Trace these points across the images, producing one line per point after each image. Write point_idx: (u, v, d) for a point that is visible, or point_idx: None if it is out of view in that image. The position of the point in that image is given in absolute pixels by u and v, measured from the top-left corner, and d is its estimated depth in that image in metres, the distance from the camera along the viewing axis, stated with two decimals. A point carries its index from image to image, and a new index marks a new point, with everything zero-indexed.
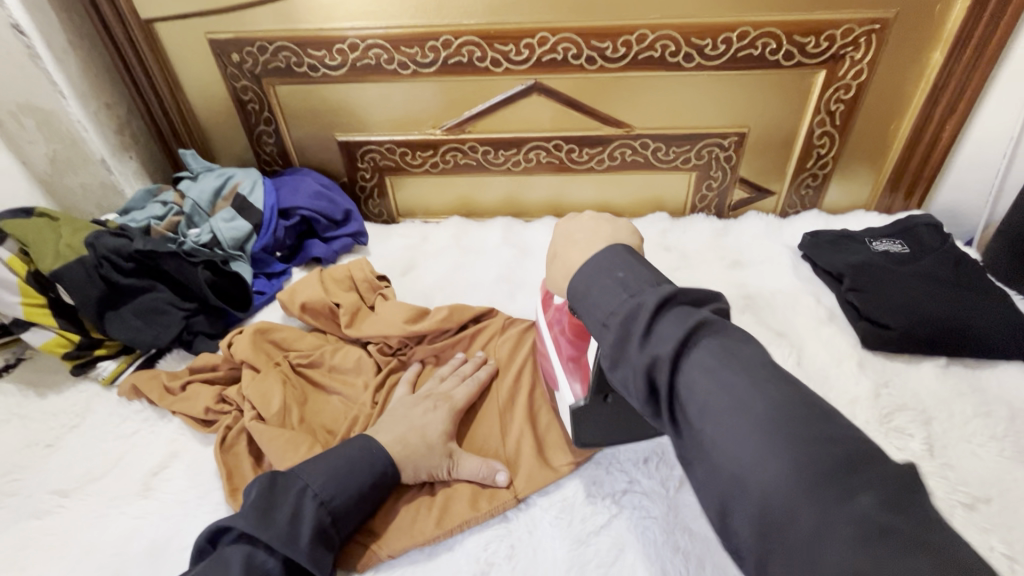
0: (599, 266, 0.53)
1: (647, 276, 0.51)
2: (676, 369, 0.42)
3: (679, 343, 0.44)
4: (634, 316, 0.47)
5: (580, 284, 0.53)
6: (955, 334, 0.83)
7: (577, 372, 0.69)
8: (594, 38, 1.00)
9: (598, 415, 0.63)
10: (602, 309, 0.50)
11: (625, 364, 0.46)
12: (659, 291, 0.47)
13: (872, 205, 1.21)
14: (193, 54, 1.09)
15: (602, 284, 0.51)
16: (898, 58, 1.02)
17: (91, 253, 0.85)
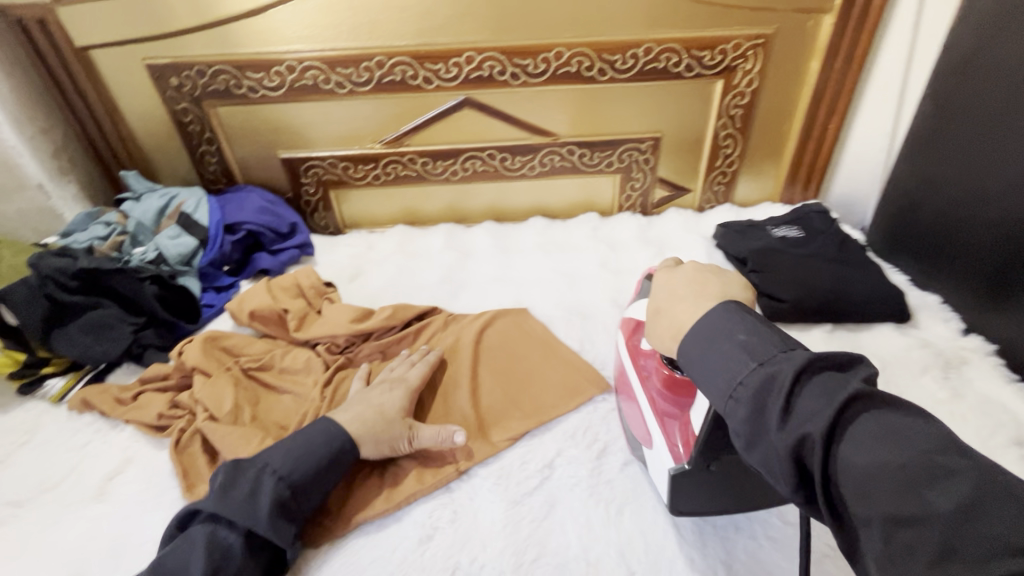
0: (709, 328, 0.50)
1: (776, 339, 0.48)
2: (762, 380, 0.45)
3: (764, 352, 0.46)
4: (768, 389, 0.44)
5: (691, 349, 0.51)
6: (836, 303, 0.96)
7: (678, 430, 0.62)
8: (516, 55, 1.10)
9: (666, 418, 0.65)
10: (727, 380, 0.47)
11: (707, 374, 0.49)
12: (791, 359, 0.45)
13: (777, 198, 1.35)
14: (130, 79, 1.12)
15: (718, 349, 0.49)
16: (783, 68, 1.16)
17: (35, 273, 0.86)
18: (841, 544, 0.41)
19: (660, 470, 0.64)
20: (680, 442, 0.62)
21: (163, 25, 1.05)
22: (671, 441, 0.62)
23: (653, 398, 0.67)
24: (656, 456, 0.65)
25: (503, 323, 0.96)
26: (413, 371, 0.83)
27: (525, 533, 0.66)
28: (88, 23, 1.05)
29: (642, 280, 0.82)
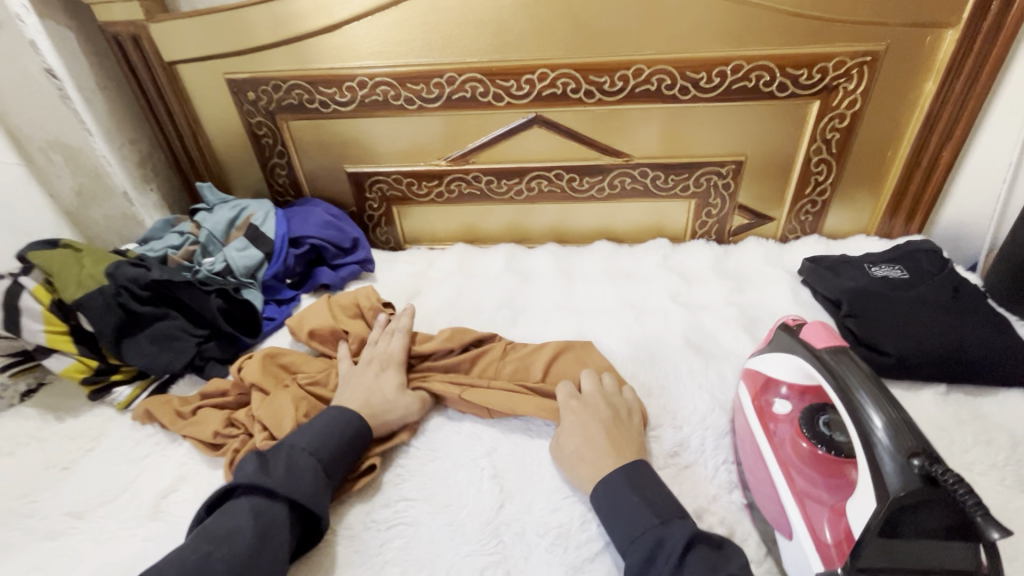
0: (619, 488, 0.64)
1: (670, 507, 0.62)
2: (655, 536, 0.59)
3: (666, 515, 0.61)
4: (657, 550, 0.58)
5: (604, 494, 0.65)
6: (954, 360, 0.83)
7: (827, 522, 0.57)
8: (592, 73, 1.04)
9: (810, 504, 0.59)
10: (633, 530, 0.60)
11: (616, 522, 0.62)
12: (685, 527, 0.59)
13: (872, 230, 1.21)
14: (211, 93, 1.15)
15: (625, 504, 0.63)
16: (892, 89, 1.03)
17: (112, 282, 0.89)
18: None
19: (804, 569, 0.57)
20: (833, 539, 0.55)
21: (243, 41, 1.07)
22: (825, 537, 0.56)
23: (792, 477, 0.62)
24: (796, 549, 0.58)
25: (566, 357, 0.88)
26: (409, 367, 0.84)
27: None
28: (175, 40, 1.08)
29: (773, 329, 0.74)
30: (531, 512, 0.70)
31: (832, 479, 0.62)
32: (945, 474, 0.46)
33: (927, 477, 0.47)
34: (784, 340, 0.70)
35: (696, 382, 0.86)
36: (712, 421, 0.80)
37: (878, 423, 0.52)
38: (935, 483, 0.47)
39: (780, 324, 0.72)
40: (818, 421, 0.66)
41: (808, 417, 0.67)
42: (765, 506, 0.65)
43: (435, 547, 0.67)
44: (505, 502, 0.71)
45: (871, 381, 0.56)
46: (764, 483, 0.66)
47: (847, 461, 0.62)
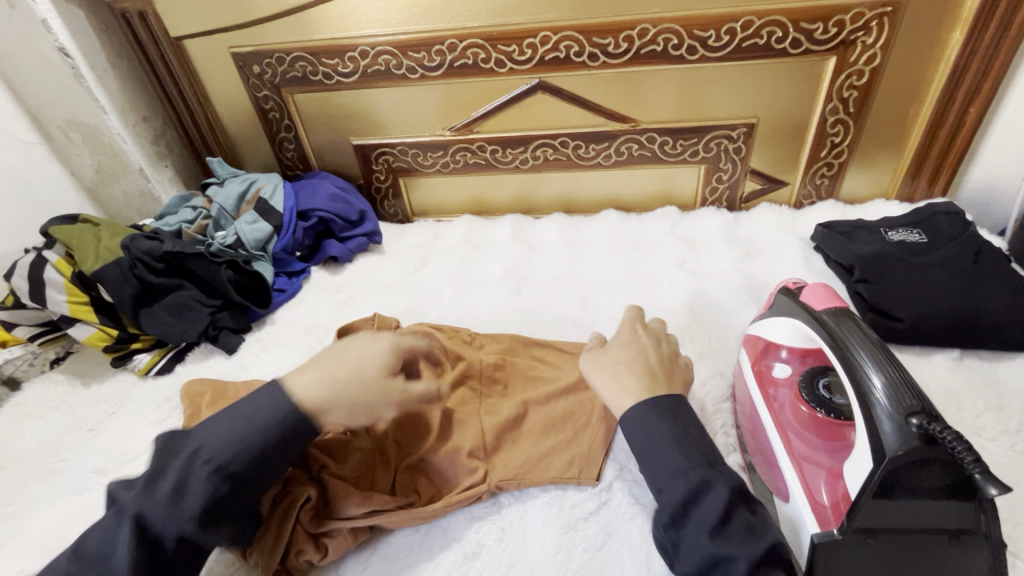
0: (658, 426, 0.58)
1: (709, 450, 0.57)
2: (700, 479, 0.53)
3: (710, 457, 0.55)
4: (697, 497, 0.53)
5: (636, 434, 0.59)
6: (969, 324, 0.80)
7: (824, 483, 0.56)
8: (596, 35, 1.01)
9: (807, 467, 0.59)
10: (673, 474, 0.55)
11: (653, 459, 0.57)
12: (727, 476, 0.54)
13: (892, 195, 1.17)
14: (218, 67, 1.16)
15: (664, 442, 0.57)
16: (914, 41, 0.98)
17: (127, 254, 0.92)
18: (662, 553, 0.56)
19: (798, 531, 0.56)
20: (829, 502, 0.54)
21: (245, 14, 1.08)
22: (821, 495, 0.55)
23: (789, 440, 0.62)
24: (793, 510, 0.58)
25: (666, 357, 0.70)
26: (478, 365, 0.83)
27: (577, 563, 0.61)
28: (181, 14, 1.09)
29: (774, 294, 0.73)
30: None
31: (832, 443, 0.61)
32: (945, 433, 0.45)
33: (926, 435, 0.46)
34: (783, 304, 0.69)
35: (699, 350, 0.85)
36: (711, 388, 0.79)
37: (876, 381, 0.51)
38: (934, 442, 0.46)
39: (781, 288, 0.71)
40: (818, 384, 0.66)
41: (808, 381, 0.66)
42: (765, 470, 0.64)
43: None
44: None
45: (874, 344, 0.55)
46: (763, 445, 0.65)
47: (848, 425, 0.62)
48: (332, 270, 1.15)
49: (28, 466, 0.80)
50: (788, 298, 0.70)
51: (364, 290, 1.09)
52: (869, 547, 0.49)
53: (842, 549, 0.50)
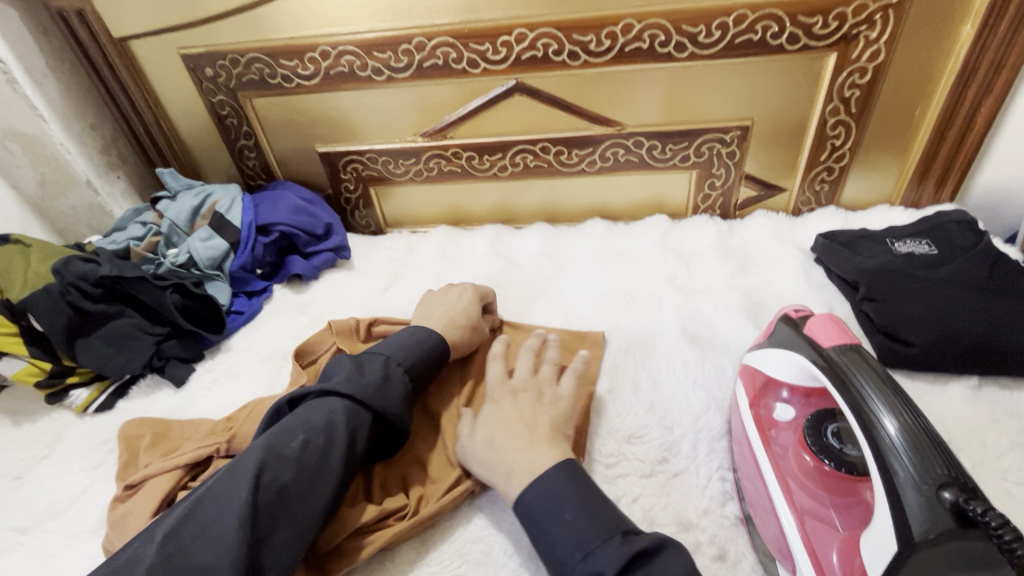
0: (557, 513, 0.53)
1: (595, 529, 0.51)
2: (586, 574, 0.49)
3: (589, 543, 0.50)
4: None
5: (527, 515, 0.55)
6: (989, 349, 0.73)
7: (835, 551, 0.49)
8: (576, 31, 0.93)
9: (814, 527, 0.52)
10: (560, 566, 0.51)
11: (545, 540, 0.53)
12: (618, 553, 0.49)
13: (896, 200, 1.09)
14: (168, 70, 1.07)
15: (556, 527, 0.52)
16: (921, 35, 0.90)
17: (58, 280, 0.83)
18: None
19: None
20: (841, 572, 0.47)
21: (194, 12, 0.99)
22: (834, 559, 0.49)
23: (792, 493, 0.55)
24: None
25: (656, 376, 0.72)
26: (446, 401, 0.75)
27: None
28: (124, 13, 1.00)
29: (774, 321, 0.65)
30: (500, 530, 0.63)
31: (840, 498, 0.54)
32: (984, 513, 0.37)
33: (960, 513, 0.38)
34: (784, 335, 0.61)
35: (691, 377, 0.77)
36: (705, 423, 0.71)
37: (893, 434, 0.44)
38: (971, 522, 0.38)
39: (782, 315, 0.63)
40: (826, 430, 0.58)
41: (815, 425, 0.58)
42: (763, 525, 0.56)
43: (396, 566, 0.61)
44: (472, 517, 0.65)
45: (892, 390, 0.47)
46: (761, 495, 0.57)
47: (861, 480, 0.54)
48: (296, 288, 1.06)
49: None
50: (789, 327, 0.62)
51: (329, 311, 1.00)
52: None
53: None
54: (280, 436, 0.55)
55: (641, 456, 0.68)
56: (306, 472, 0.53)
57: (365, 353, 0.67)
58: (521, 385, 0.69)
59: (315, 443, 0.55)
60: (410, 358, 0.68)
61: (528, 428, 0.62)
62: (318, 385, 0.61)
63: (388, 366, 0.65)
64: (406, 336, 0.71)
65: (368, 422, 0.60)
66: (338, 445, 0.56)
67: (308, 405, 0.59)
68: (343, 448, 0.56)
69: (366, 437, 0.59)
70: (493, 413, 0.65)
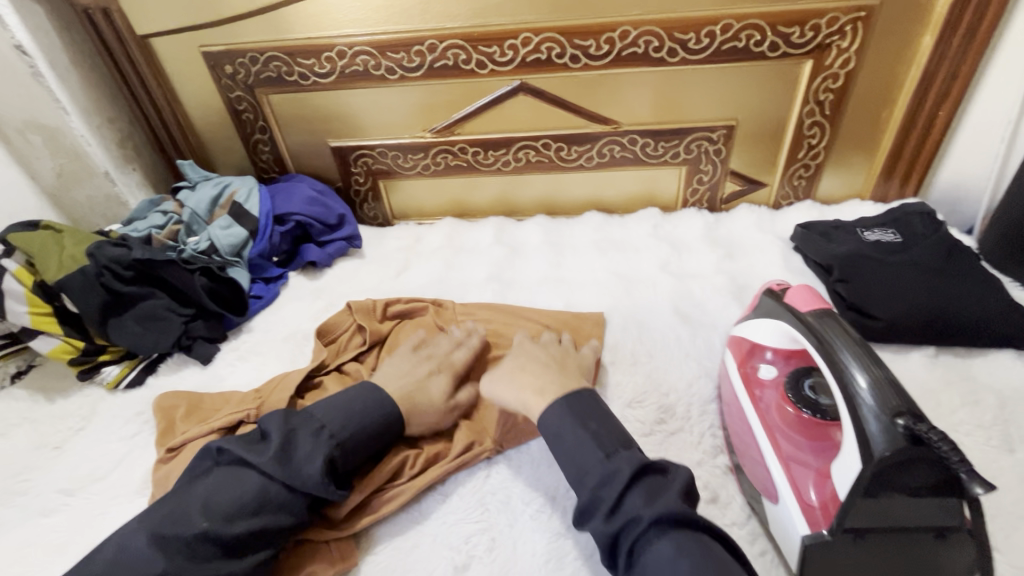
0: (575, 426, 0.60)
1: (613, 439, 0.59)
2: (604, 468, 0.56)
3: (608, 446, 0.58)
4: (608, 481, 0.55)
5: (549, 431, 0.62)
6: (945, 322, 0.82)
7: (812, 484, 0.57)
8: (577, 36, 1.01)
9: (796, 468, 0.59)
10: (577, 466, 0.58)
11: (566, 450, 0.60)
12: (631, 458, 0.56)
13: (866, 194, 1.19)
14: (187, 66, 1.12)
15: (574, 437, 0.60)
16: (887, 44, 1.00)
17: (93, 263, 0.88)
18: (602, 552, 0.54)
19: (788, 533, 0.57)
20: (818, 501, 0.55)
21: (216, 12, 1.04)
22: (812, 495, 0.56)
23: (777, 441, 0.62)
24: (782, 513, 0.57)
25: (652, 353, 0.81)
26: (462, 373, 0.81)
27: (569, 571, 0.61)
28: (149, 12, 1.05)
29: (759, 295, 0.73)
30: (516, 480, 0.70)
31: (817, 443, 0.62)
32: (931, 434, 0.45)
33: (912, 437, 0.46)
34: (767, 306, 0.69)
35: (684, 350, 0.86)
36: (698, 389, 0.79)
37: (863, 380, 0.51)
38: (921, 443, 0.46)
39: (765, 289, 0.71)
40: (804, 386, 0.66)
41: (794, 382, 0.66)
42: (751, 471, 0.64)
43: (424, 514, 0.68)
44: (493, 471, 0.72)
45: (857, 343, 0.55)
46: (750, 445, 0.65)
47: (833, 425, 0.62)
48: (311, 275, 1.12)
49: None
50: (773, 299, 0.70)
51: (344, 295, 1.06)
52: (857, 547, 0.50)
53: (834, 550, 0.51)
54: (175, 524, 0.54)
55: (641, 418, 0.76)
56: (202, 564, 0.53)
57: (302, 412, 0.64)
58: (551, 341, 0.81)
59: (212, 534, 0.54)
60: (350, 429, 0.64)
61: (557, 364, 0.72)
62: (244, 448, 0.60)
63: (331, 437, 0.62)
64: (351, 402, 0.66)
65: (287, 501, 0.58)
66: (238, 535, 0.55)
67: (224, 475, 0.58)
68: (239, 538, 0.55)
69: (282, 519, 0.57)
70: (521, 354, 0.75)
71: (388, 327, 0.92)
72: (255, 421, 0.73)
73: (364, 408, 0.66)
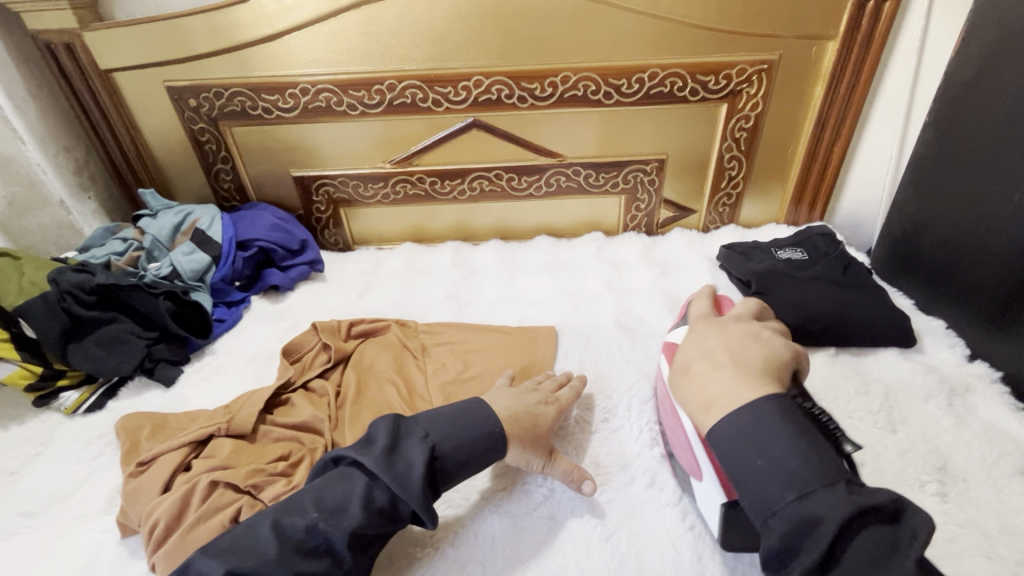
0: (755, 457, 0.54)
1: (813, 472, 0.51)
2: (801, 515, 0.49)
3: (804, 484, 0.51)
4: (804, 530, 0.49)
5: (726, 448, 0.56)
6: (840, 326, 0.96)
7: None
8: (524, 80, 1.13)
9: None
10: (765, 502, 0.52)
11: (750, 481, 0.54)
12: (834, 505, 0.49)
13: (781, 219, 1.36)
14: (151, 99, 1.16)
15: (752, 467, 0.54)
16: (787, 92, 1.17)
17: (55, 288, 0.90)
18: None
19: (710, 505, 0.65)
20: None
21: (182, 50, 1.09)
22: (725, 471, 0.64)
23: None
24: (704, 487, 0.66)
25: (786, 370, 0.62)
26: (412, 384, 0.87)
27: (525, 553, 0.67)
28: (114, 48, 1.09)
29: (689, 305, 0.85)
30: (477, 478, 0.77)
31: None
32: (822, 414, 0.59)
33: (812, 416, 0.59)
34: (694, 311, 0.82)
35: (625, 358, 0.95)
36: (637, 391, 0.89)
37: (777, 379, 0.61)
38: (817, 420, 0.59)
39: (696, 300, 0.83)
40: None
41: None
42: (682, 456, 0.73)
43: None
44: None
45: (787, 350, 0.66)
46: (678, 435, 0.74)
47: None
48: (273, 298, 1.16)
49: None
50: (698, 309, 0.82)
51: (307, 316, 1.10)
52: None
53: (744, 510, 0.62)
54: (290, 514, 0.59)
55: (587, 417, 0.85)
56: (309, 557, 0.57)
57: (409, 421, 0.67)
58: (727, 343, 0.66)
59: (319, 527, 0.58)
60: (451, 442, 0.66)
61: (733, 363, 0.62)
62: (358, 451, 0.64)
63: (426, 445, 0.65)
64: (456, 414, 0.70)
65: (389, 507, 0.61)
66: (345, 533, 0.58)
67: (342, 475, 0.63)
68: (347, 537, 0.58)
69: (384, 524, 0.60)
70: (702, 342, 0.68)
71: (353, 346, 0.98)
72: (225, 435, 0.78)
73: (459, 423, 0.69)
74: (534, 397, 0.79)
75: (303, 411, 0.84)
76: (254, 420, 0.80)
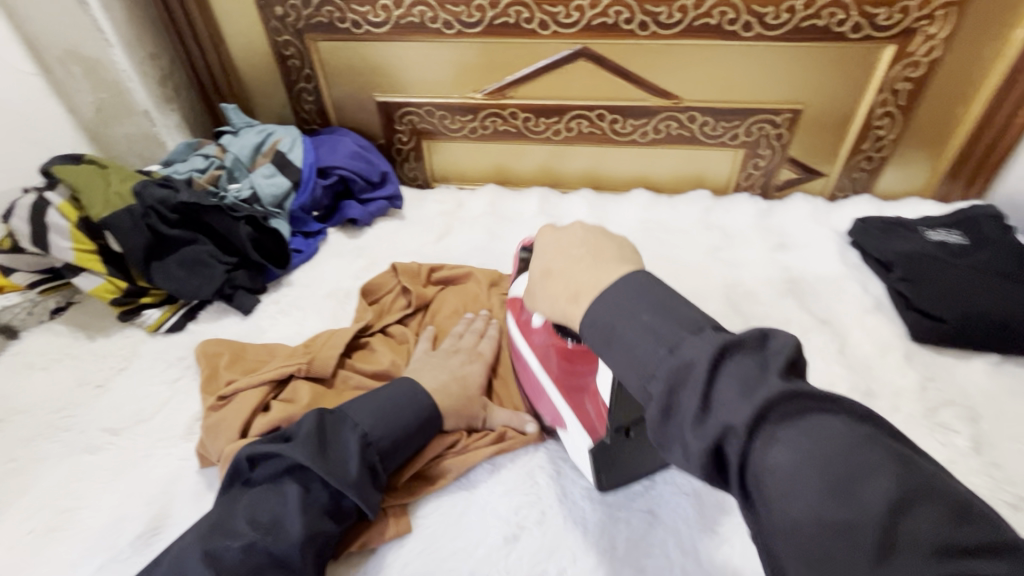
0: (637, 311, 0.43)
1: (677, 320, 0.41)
2: (668, 371, 0.39)
3: (672, 335, 0.40)
4: (680, 377, 0.38)
5: (598, 331, 0.45)
6: (1015, 330, 0.79)
7: (586, 399, 0.62)
8: (649, 2, 0.96)
9: (566, 387, 0.64)
10: (641, 366, 0.41)
11: (620, 346, 0.43)
12: (706, 340, 0.39)
13: (927, 193, 1.15)
14: (236, 4, 1.08)
15: (627, 330, 0.43)
16: (975, 34, 0.94)
17: (140, 203, 0.87)
18: (759, 546, 0.35)
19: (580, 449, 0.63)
20: (593, 411, 0.61)
21: None
22: (580, 411, 0.62)
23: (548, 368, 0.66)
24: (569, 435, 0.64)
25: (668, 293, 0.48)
26: (486, 344, 0.79)
27: (621, 551, 0.60)
28: None
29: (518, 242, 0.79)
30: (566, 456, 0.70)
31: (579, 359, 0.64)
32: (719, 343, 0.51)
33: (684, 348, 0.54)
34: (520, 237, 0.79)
35: None
36: None
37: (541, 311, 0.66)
38: None
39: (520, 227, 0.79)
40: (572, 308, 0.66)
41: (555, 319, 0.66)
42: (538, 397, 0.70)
43: (471, 481, 0.67)
44: (539, 446, 0.71)
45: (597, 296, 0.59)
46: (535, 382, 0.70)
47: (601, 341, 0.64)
48: (350, 232, 1.10)
49: (30, 422, 0.75)
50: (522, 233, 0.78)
51: (386, 256, 1.04)
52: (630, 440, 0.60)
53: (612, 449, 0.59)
54: (222, 536, 0.51)
55: None
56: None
57: (335, 412, 0.61)
58: (579, 237, 0.53)
59: (260, 545, 0.51)
60: (384, 428, 0.62)
61: (596, 254, 0.50)
62: (276, 454, 0.57)
63: (360, 441, 0.59)
64: (383, 396, 0.64)
65: (330, 505, 0.55)
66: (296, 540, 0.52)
67: (269, 484, 0.56)
68: (296, 547, 0.52)
69: (330, 523, 0.55)
70: (561, 242, 0.54)
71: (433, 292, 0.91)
72: (305, 376, 0.73)
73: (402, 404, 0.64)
74: (458, 360, 0.75)
75: (382, 358, 0.79)
76: (335, 363, 0.75)
